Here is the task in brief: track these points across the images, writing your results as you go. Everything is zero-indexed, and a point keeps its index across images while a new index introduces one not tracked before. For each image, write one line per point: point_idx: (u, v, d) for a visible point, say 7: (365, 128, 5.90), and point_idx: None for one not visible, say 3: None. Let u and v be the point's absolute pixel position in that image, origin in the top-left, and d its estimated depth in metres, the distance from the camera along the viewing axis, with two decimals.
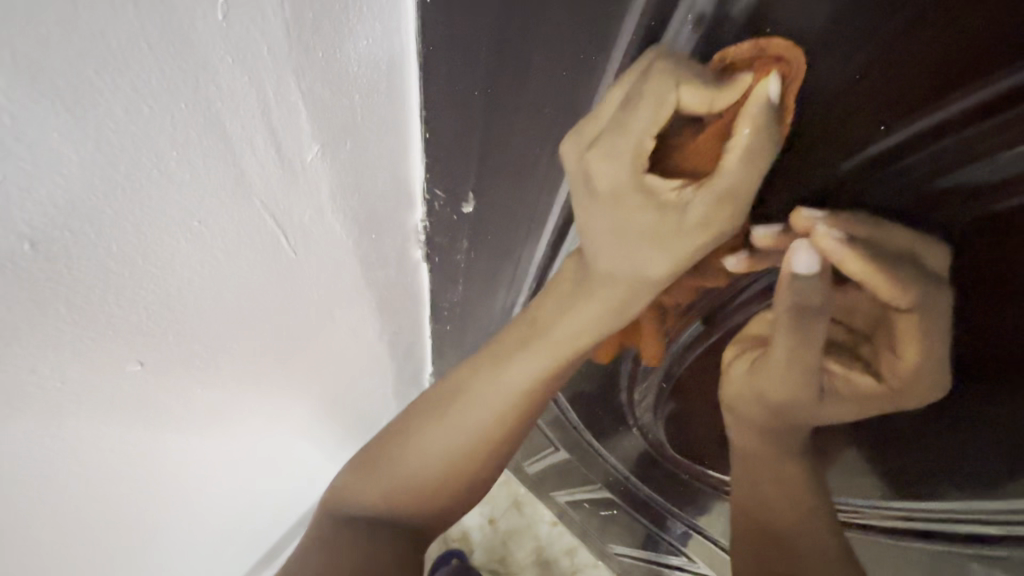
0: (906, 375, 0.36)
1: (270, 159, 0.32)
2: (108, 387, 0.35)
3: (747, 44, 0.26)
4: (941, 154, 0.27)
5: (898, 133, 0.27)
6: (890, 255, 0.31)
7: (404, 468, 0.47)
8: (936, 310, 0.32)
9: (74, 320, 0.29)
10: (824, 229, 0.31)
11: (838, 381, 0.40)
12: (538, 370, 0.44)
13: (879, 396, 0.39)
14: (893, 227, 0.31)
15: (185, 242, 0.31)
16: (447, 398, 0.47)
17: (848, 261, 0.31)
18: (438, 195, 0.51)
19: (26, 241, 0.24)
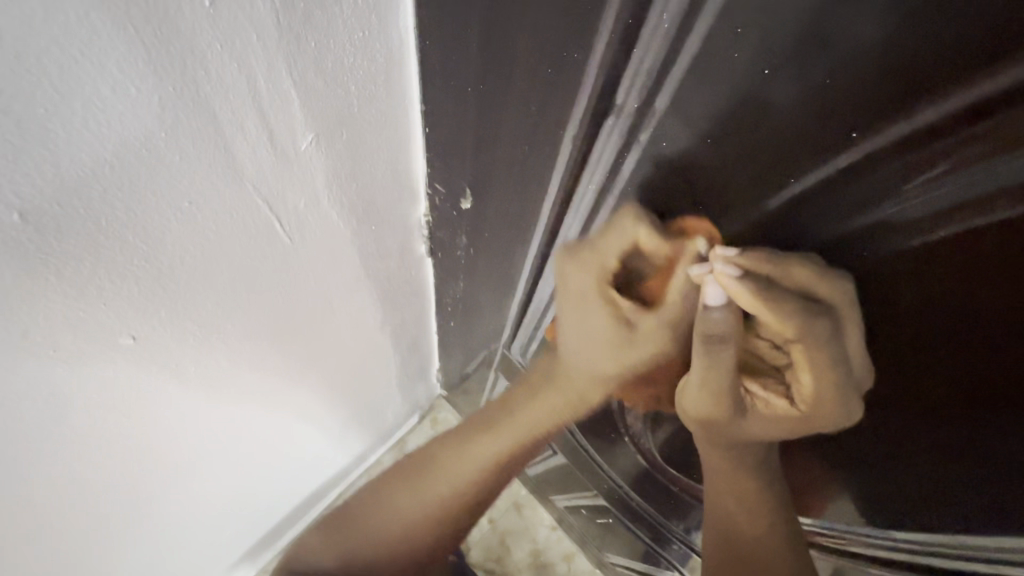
0: (810, 402, 0.38)
1: (262, 145, 0.33)
2: (101, 359, 0.37)
3: (690, 217, 0.34)
4: (870, 188, 0.27)
5: (834, 162, 0.26)
6: (784, 290, 0.32)
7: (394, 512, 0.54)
8: (822, 337, 0.33)
9: (64, 290, 0.30)
10: (724, 267, 0.32)
11: (760, 403, 0.42)
12: (495, 442, 0.54)
13: (789, 419, 0.41)
14: (798, 263, 0.31)
15: (175, 221, 0.32)
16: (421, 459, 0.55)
17: (743, 296, 0.32)
18: (439, 189, 0.51)
19: (14, 212, 0.25)
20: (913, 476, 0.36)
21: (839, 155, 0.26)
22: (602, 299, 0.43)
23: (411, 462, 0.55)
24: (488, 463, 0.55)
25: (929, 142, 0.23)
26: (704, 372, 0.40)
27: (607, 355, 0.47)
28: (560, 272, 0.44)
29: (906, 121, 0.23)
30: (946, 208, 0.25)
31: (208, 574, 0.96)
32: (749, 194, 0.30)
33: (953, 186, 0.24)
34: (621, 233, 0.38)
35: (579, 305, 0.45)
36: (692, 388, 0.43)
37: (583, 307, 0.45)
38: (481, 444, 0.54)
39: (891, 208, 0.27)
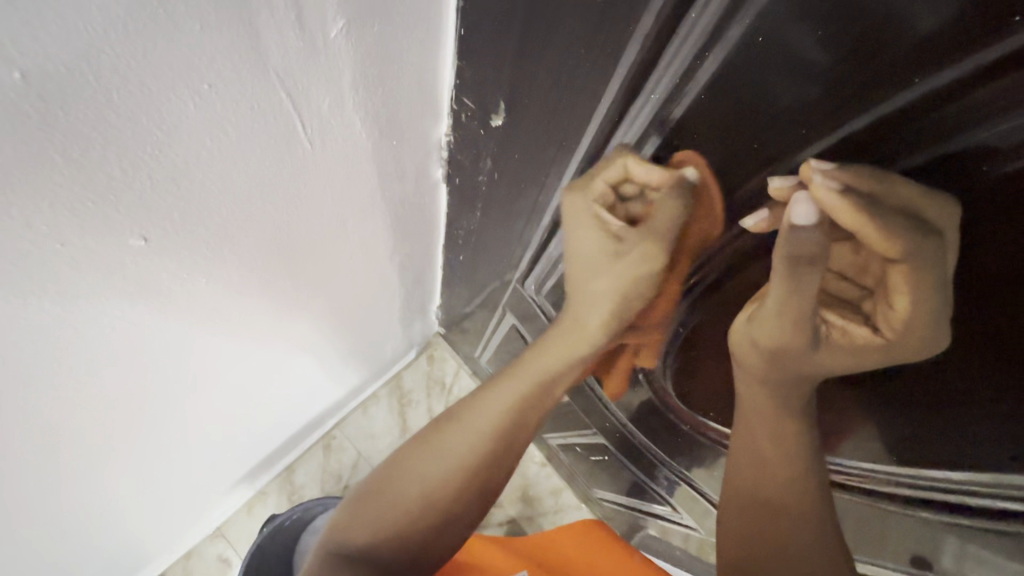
0: (898, 329, 0.33)
1: (289, 26, 0.29)
2: (110, 259, 0.34)
3: (682, 151, 0.37)
4: (982, 101, 0.23)
5: (942, 74, 0.23)
6: (886, 210, 0.28)
7: (403, 486, 0.49)
8: (925, 261, 0.29)
9: (71, 175, 0.27)
10: (821, 182, 0.28)
11: (835, 333, 0.37)
12: (511, 392, 0.51)
13: (872, 351, 0.35)
14: (901, 182, 0.27)
15: (193, 105, 0.28)
16: (439, 425, 0.52)
17: (839, 210, 0.29)
18: (467, 104, 0.47)
19: (15, 71, 0.21)
20: (932, 429, 0.35)
21: (937, 74, 0.23)
22: (615, 235, 0.45)
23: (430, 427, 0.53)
24: (499, 416, 0.51)
25: None
26: (782, 301, 0.37)
27: (604, 274, 0.47)
28: (586, 214, 0.46)
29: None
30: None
31: (207, 491, 0.97)
32: (835, 109, 0.27)
33: None
34: (615, 169, 0.42)
35: (598, 232, 0.46)
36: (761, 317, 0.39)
37: (580, 230, 0.47)
38: (492, 406, 0.51)
39: (990, 132, 0.24)
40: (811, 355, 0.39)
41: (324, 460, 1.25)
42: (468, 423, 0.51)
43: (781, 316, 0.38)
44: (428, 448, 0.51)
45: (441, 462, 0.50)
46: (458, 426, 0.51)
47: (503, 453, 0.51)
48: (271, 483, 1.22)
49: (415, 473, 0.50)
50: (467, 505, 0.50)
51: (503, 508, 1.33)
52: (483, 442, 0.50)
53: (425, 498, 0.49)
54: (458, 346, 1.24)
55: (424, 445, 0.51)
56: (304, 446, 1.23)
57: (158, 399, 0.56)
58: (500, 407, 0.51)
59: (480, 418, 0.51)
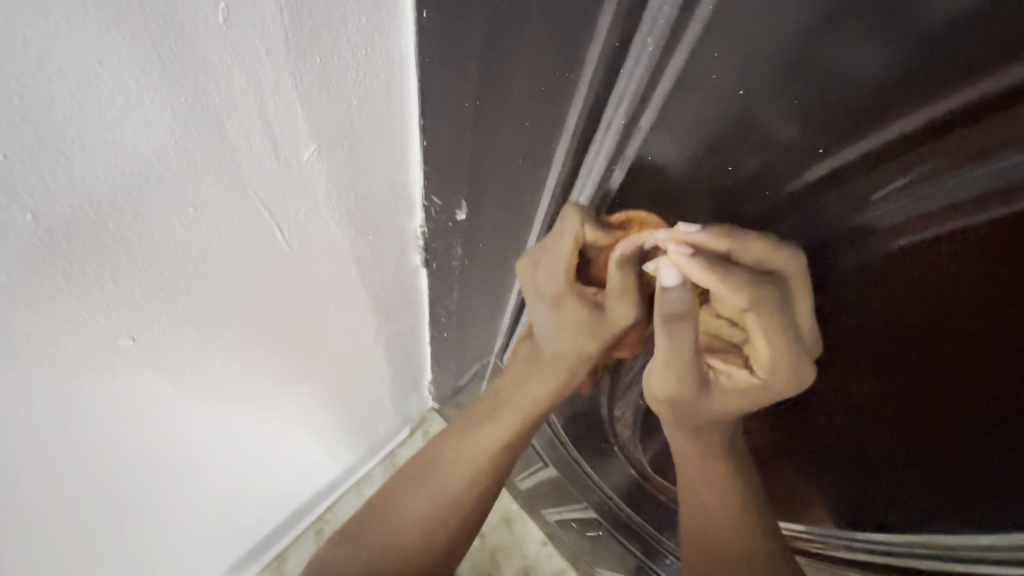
0: (770, 369, 0.38)
1: (266, 156, 0.34)
2: (101, 360, 0.37)
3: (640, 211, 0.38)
4: (860, 189, 0.28)
5: (829, 163, 0.27)
6: (737, 266, 0.33)
7: (388, 529, 0.48)
8: (772, 307, 0.34)
9: (69, 291, 0.31)
10: (676, 245, 0.34)
11: (722, 376, 0.43)
12: (501, 432, 0.50)
13: (752, 389, 0.41)
14: (755, 238, 0.32)
15: (180, 226, 0.33)
16: (422, 462, 0.51)
17: (696, 272, 0.34)
18: (436, 202, 0.52)
19: (28, 213, 0.25)
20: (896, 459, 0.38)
21: (815, 165, 0.28)
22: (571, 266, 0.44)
23: (433, 443, 0.52)
24: (491, 452, 0.49)
25: (902, 151, 0.25)
26: (668, 348, 0.40)
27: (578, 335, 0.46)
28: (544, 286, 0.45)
29: (884, 133, 0.25)
30: (955, 199, 0.25)
31: None
32: (743, 191, 0.32)
33: (938, 195, 0.26)
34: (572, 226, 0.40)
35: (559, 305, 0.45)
36: (659, 364, 0.43)
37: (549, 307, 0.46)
38: (489, 436, 0.50)
39: (863, 218, 0.29)
40: (705, 398, 0.44)
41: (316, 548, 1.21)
42: (449, 461, 0.50)
43: (670, 366, 0.43)
44: (415, 488, 0.49)
45: (428, 508, 0.49)
46: (472, 440, 0.50)
47: (480, 496, 0.50)
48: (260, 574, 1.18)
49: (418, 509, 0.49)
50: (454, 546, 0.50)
51: None
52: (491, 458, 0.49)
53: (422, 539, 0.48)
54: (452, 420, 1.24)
55: (425, 470, 0.50)
56: (296, 533, 1.20)
57: (141, 490, 0.56)
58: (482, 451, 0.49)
59: (454, 474, 0.49)
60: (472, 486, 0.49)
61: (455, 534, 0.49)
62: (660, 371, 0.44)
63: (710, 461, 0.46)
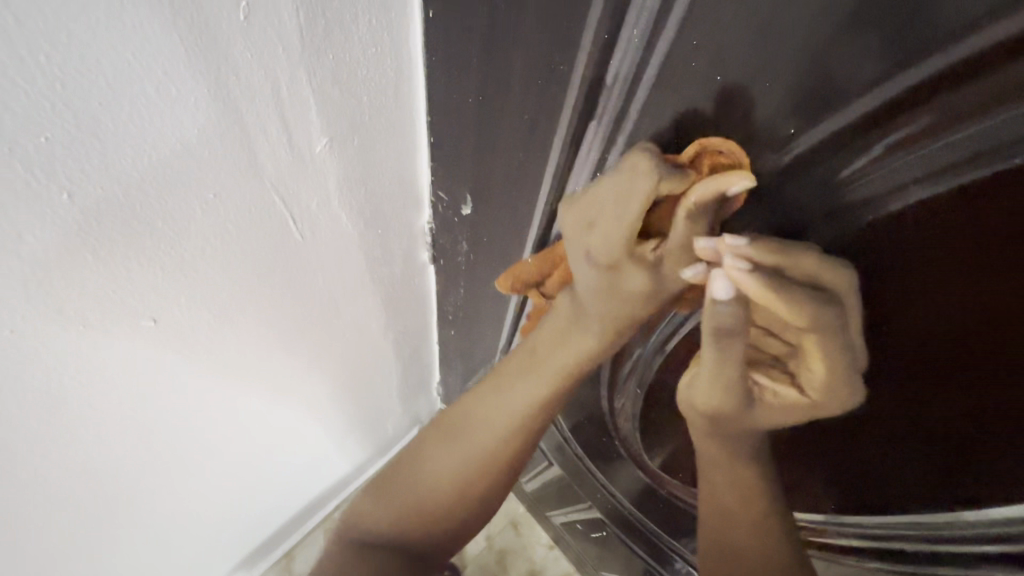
0: (821, 387, 0.37)
1: (282, 146, 0.37)
2: (124, 339, 0.39)
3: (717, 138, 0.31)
4: (840, 158, 0.29)
5: (816, 131, 0.28)
6: (794, 282, 0.31)
7: (417, 485, 0.47)
8: (835, 329, 0.32)
9: (97, 269, 0.33)
10: (732, 260, 0.31)
11: (767, 394, 0.40)
12: (540, 389, 0.43)
13: (799, 407, 0.39)
14: (802, 253, 0.31)
15: (200, 211, 0.35)
16: (452, 418, 0.47)
17: (750, 286, 0.31)
18: (443, 197, 0.54)
19: (64, 193, 0.28)
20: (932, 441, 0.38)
21: (802, 134, 0.29)
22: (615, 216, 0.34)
23: (444, 415, 0.48)
24: (528, 410, 0.43)
25: (883, 119, 0.26)
26: (715, 367, 0.38)
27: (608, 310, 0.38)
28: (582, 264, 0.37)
29: (859, 101, 0.26)
30: (946, 164, 0.26)
31: None
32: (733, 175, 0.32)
33: (919, 157, 0.27)
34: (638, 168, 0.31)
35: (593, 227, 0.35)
36: (702, 379, 0.41)
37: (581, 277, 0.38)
38: (510, 404, 0.43)
39: (841, 180, 0.30)
40: (747, 414, 0.41)
41: None
42: (481, 413, 0.45)
43: (715, 381, 0.40)
44: (447, 439, 0.46)
45: (460, 463, 0.45)
46: (483, 422, 0.45)
47: (512, 466, 0.47)
48: None
49: (443, 466, 0.46)
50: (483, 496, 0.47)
51: None
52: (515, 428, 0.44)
53: (453, 494, 0.46)
54: None
55: (443, 435, 0.47)
56: (305, 529, 1.22)
57: (157, 473, 0.58)
58: (510, 417, 0.44)
59: (485, 437, 0.45)
60: (509, 445, 0.45)
61: (491, 490, 0.47)
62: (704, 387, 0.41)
63: (726, 464, 0.45)
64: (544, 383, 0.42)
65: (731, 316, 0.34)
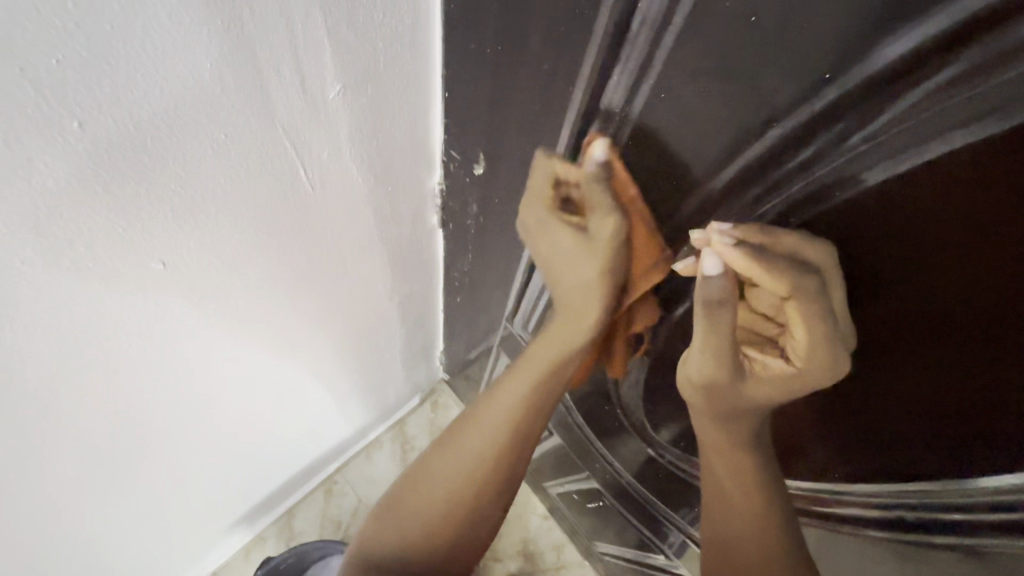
0: (806, 358, 0.38)
1: (295, 90, 0.36)
2: (133, 280, 0.39)
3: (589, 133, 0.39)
4: (856, 118, 0.27)
5: (825, 95, 0.27)
6: (775, 258, 0.34)
7: (421, 505, 0.49)
8: (810, 295, 0.34)
9: (109, 206, 0.33)
10: (718, 235, 0.34)
11: (758, 366, 0.42)
12: (523, 385, 0.48)
13: (790, 379, 0.40)
14: (783, 234, 0.34)
15: (211, 151, 0.35)
16: (450, 432, 0.51)
17: (737, 259, 0.34)
18: (454, 156, 0.53)
19: (76, 120, 0.27)
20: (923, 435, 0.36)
21: (812, 98, 0.28)
22: (550, 215, 0.44)
23: (444, 433, 0.52)
24: (512, 413, 0.48)
25: (895, 79, 0.25)
26: (706, 335, 0.40)
27: (572, 271, 0.44)
28: (550, 234, 0.44)
29: (875, 58, 0.25)
30: (951, 128, 0.25)
31: (206, 530, 0.98)
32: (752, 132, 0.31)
33: (934, 113, 0.25)
34: (544, 176, 0.42)
35: (544, 232, 0.44)
36: (695, 351, 0.43)
37: (547, 249, 0.45)
38: (512, 394, 0.49)
39: (845, 150, 0.29)
40: (739, 387, 0.43)
41: (325, 505, 1.26)
42: (482, 423, 0.49)
43: (708, 353, 0.42)
44: (444, 454, 0.50)
45: (456, 474, 0.49)
46: (475, 430, 0.49)
47: (511, 464, 0.50)
48: (270, 527, 1.22)
49: (439, 477, 0.49)
50: (482, 508, 0.49)
51: (502, 562, 1.29)
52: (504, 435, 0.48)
53: (453, 505, 0.48)
54: (462, 391, 1.26)
55: (442, 446, 0.51)
56: (307, 489, 1.24)
57: (162, 421, 0.59)
58: (507, 415, 0.49)
59: (476, 444, 0.49)
60: (507, 438, 0.49)
61: (484, 506, 0.49)
62: (697, 357, 0.43)
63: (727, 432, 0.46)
64: (530, 375, 0.49)
65: (718, 289, 0.36)
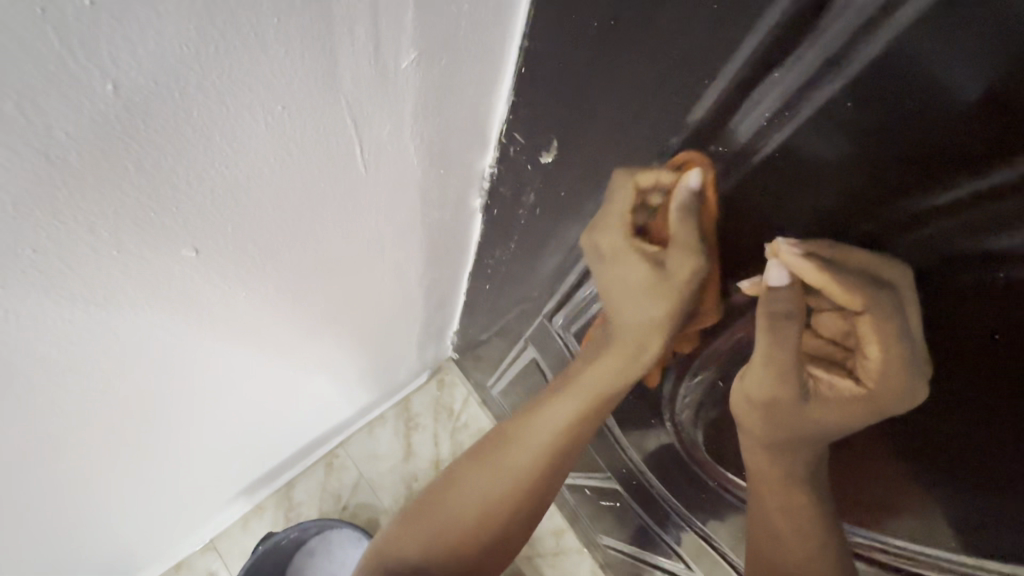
0: (878, 376, 0.31)
1: (366, 55, 0.30)
2: (160, 269, 0.33)
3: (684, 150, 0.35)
4: (987, 214, 0.23)
5: (975, 179, 0.23)
6: (845, 269, 0.29)
7: (449, 518, 0.48)
8: (886, 308, 0.28)
9: (141, 187, 0.27)
10: (786, 245, 0.30)
11: (823, 388, 0.35)
12: (572, 410, 0.47)
13: (860, 405, 0.33)
14: (861, 249, 0.28)
15: (264, 125, 0.29)
16: (496, 441, 0.50)
17: (805, 270, 0.30)
18: (518, 139, 0.47)
19: (108, 81, 0.21)
20: (950, 501, 0.31)
21: (960, 179, 0.23)
22: (620, 244, 0.42)
23: (474, 449, 0.51)
24: (564, 426, 0.47)
25: None
26: (765, 353, 0.35)
27: (647, 297, 0.41)
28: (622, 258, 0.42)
29: None
30: None
31: (207, 502, 0.95)
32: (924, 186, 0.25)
33: None
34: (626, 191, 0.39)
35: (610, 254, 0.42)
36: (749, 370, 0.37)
37: (618, 261, 0.42)
38: (563, 414, 0.47)
39: (962, 249, 0.25)
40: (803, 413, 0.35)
41: (324, 479, 1.23)
42: (533, 431, 0.48)
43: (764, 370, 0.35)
44: (486, 467, 0.49)
45: (494, 487, 0.48)
46: (522, 444, 0.48)
47: (539, 495, 0.49)
48: (269, 497, 1.20)
49: (476, 491, 0.48)
50: (518, 517, 0.49)
51: None
52: (556, 444, 0.48)
53: (482, 519, 0.48)
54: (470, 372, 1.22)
55: (481, 462, 0.49)
56: (307, 462, 1.21)
57: (176, 405, 0.54)
58: (555, 428, 0.48)
59: (523, 456, 0.48)
60: (557, 457, 0.48)
61: (517, 517, 0.48)
62: (752, 376, 0.37)
63: (788, 467, 0.38)
64: (576, 406, 0.47)
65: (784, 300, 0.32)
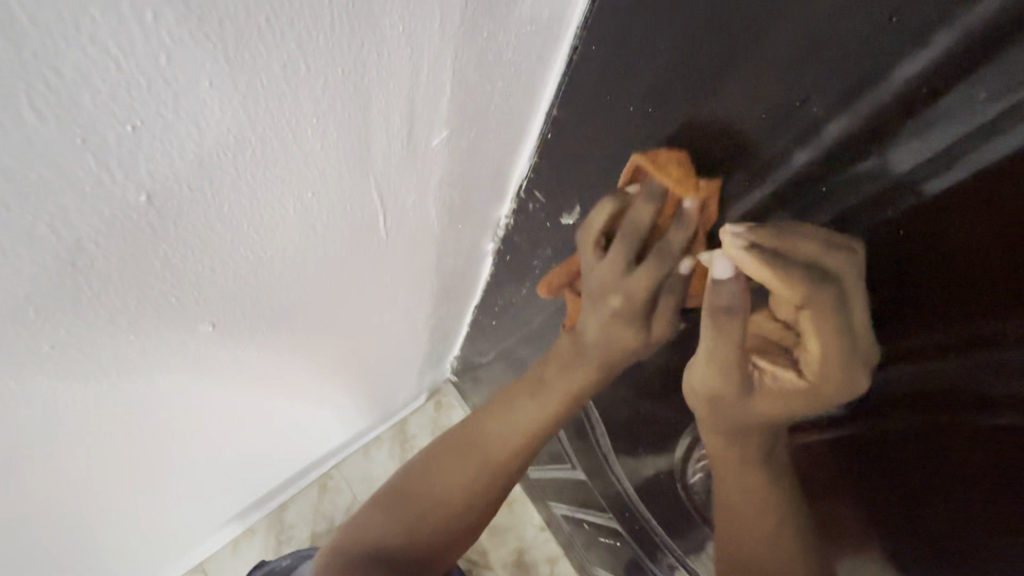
0: (816, 370, 0.26)
1: (400, 138, 0.29)
2: (177, 345, 0.32)
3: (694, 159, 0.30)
4: (947, 388, 0.21)
5: (948, 334, 0.21)
6: (793, 261, 0.24)
7: (424, 501, 0.40)
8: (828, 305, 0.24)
9: (166, 279, 0.26)
10: (732, 239, 0.25)
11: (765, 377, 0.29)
12: (549, 403, 0.39)
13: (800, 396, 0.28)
14: (806, 230, 0.24)
15: (293, 210, 0.28)
16: (473, 423, 0.41)
17: (750, 267, 0.25)
18: (539, 198, 0.46)
19: (143, 194, 0.20)
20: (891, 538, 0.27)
21: (937, 336, 0.21)
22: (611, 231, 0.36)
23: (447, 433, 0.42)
24: (534, 434, 0.39)
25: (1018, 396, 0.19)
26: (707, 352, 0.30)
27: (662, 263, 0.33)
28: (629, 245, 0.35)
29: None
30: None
31: (200, 529, 0.93)
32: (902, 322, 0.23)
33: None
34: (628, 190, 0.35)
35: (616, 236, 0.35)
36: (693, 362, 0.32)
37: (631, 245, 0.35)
38: (531, 411, 0.39)
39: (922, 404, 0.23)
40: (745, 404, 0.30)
41: (318, 501, 1.21)
42: (502, 426, 0.40)
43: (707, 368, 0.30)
44: (458, 452, 0.41)
45: (462, 479, 0.40)
46: (496, 422, 0.40)
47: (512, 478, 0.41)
48: (261, 519, 1.18)
49: (438, 484, 0.40)
50: (486, 501, 0.41)
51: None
52: (508, 452, 0.40)
53: (461, 500, 0.40)
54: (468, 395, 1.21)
55: (442, 457, 0.41)
56: (302, 484, 1.19)
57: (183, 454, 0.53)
58: (520, 433, 0.40)
59: (498, 435, 0.40)
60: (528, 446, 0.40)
61: (496, 491, 0.41)
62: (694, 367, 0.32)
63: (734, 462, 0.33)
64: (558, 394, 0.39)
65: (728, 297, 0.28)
